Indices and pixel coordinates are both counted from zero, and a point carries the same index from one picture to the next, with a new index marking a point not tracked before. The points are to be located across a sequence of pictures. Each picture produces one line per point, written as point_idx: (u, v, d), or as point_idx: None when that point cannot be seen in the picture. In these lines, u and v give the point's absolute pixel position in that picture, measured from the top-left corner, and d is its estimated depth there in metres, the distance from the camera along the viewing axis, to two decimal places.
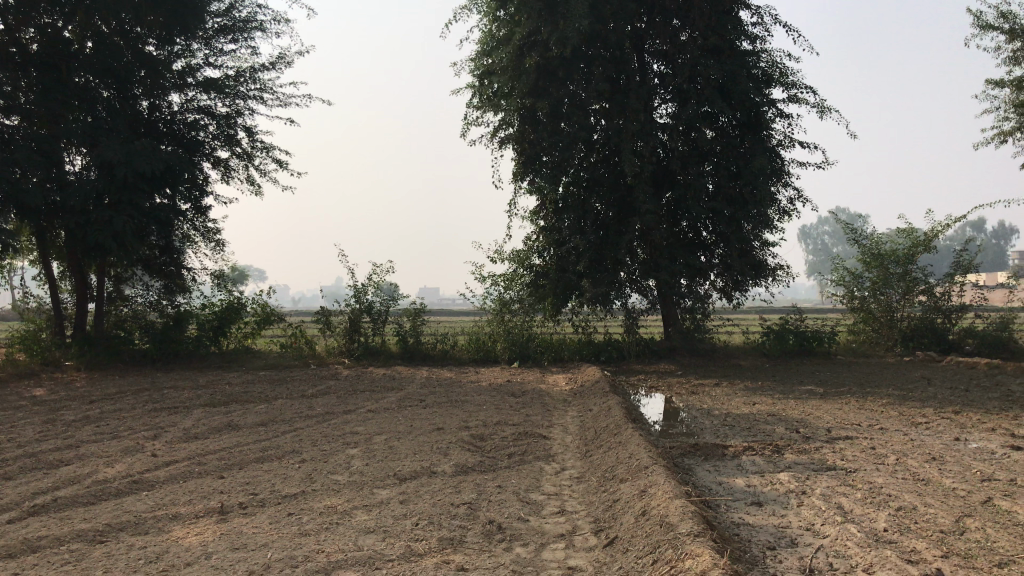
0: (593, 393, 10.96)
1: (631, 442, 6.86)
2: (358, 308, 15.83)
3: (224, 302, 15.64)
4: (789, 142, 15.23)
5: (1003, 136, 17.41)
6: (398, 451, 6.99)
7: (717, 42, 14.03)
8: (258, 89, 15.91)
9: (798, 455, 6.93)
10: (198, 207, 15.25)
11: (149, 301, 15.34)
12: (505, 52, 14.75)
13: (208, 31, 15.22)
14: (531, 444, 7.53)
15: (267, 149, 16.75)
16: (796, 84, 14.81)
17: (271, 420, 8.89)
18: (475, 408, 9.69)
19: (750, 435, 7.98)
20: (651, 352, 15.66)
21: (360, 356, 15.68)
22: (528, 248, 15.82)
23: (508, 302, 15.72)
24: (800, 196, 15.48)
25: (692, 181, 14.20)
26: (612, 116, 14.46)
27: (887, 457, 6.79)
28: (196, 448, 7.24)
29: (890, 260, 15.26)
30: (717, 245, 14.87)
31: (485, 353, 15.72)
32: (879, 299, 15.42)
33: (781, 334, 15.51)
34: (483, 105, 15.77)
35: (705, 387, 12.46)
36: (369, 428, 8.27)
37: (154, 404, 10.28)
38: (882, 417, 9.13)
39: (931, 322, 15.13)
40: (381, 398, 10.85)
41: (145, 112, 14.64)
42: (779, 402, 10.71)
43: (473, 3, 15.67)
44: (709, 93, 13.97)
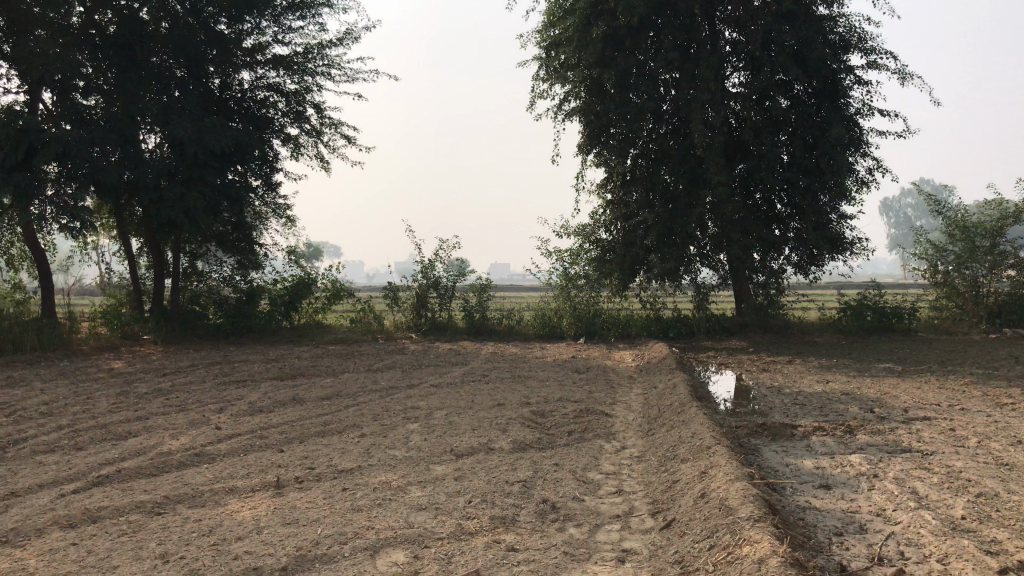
0: (659, 370, 10.75)
1: (695, 421, 6.68)
2: (425, 283, 15.91)
3: (296, 278, 15.98)
4: (868, 110, 14.61)
5: None
6: (457, 427, 6.94)
7: (792, 7, 13.49)
8: (326, 65, 15.97)
9: (872, 436, 6.63)
10: (269, 183, 15.47)
11: (224, 276, 15.56)
12: (571, 22, 14.47)
13: (277, 8, 15.26)
14: (593, 421, 7.39)
15: (336, 125, 16.85)
16: (876, 49, 14.14)
17: (336, 394, 8.95)
18: (538, 384, 9.60)
19: (822, 414, 7.69)
20: (721, 328, 15.30)
21: (428, 332, 15.72)
22: (595, 223, 15.58)
23: (574, 278, 15.54)
24: (880, 166, 14.85)
25: (767, 151, 13.77)
26: (682, 86, 14.07)
27: (968, 439, 6.44)
28: (261, 421, 7.33)
29: (976, 232, 14.54)
30: (792, 217, 14.45)
31: (551, 329, 15.63)
32: (964, 273, 14.72)
33: (859, 310, 14.96)
34: (550, 77, 15.52)
35: (777, 365, 12.13)
36: (431, 402, 8.27)
37: (223, 377, 10.51)
38: (964, 397, 8.69)
39: (1020, 298, 14.42)
40: (445, 373, 10.86)
41: (216, 91, 14.87)
42: (853, 380, 10.35)
43: None
44: (783, 60, 13.44)
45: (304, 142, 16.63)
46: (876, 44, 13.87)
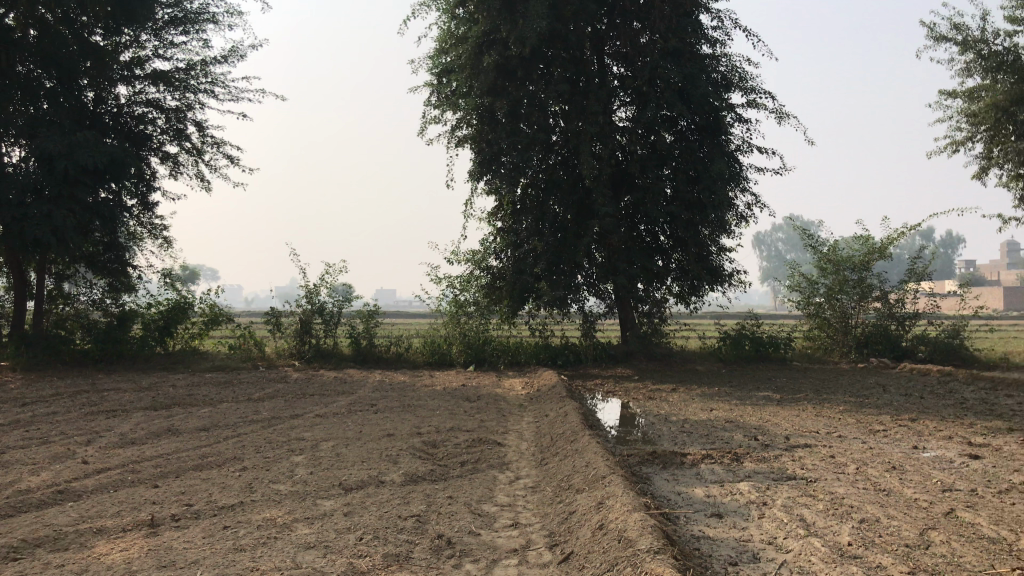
0: (549, 399, 10.74)
1: (588, 450, 6.66)
2: (309, 308, 15.43)
3: (171, 300, 15.24)
4: (747, 147, 15.21)
5: (955, 146, 17.67)
6: (345, 459, 6.69)
7: (677, 45, 13.90)
8: (209, 82, 15.43)
9: (757, 463, 6.77)
10: (145, 203, 14.78)
11: (93, 299, 14.78)
12: (463, 51, 14.50)
13: (157, 22, 14.66)
14: (486, 451, 7.27)
15: (218, 144, 16.27)
16: (755, 89, 14.77)
17: (214, 425, 8.51)
18: (429, 413, 9.40)
19: (709, 442, 7.82)
20: (608, 356, 15.46)
21: (312, 359, 15.30)
22: (485, 249, 15.55)
23: (464, 304, 15.49)
24: (758, 201, 15.48)
25: (651, 184, 14.12)
26: (571, 118, 14.29)
27: (847, 466, 6.66)
28: (132, 455, 6.87)
29: (846, 266, 15.30)
30: (674, 249, 14.81)
31: (440, 356, 15.43)
32: (834, 305, 15.44)
33: (738, 339, 15.56)
34: (442, 104, 15.47)
35: (663, 392, 12.34)
36: (317, 434, 7.95)
37: (91, 407, 9.85)
38: (840, 424, 9.03)
39: (885, 329, 15.18)
40: (332, 402, 10.52)
41: (90, 105, 14.05)
42: (736, 407, 10.62)
43: (432, 0, 15.32)
44: (669, 96, 13.82)
45: (183, 162, 15.96)
46: (755, 84, 14.48)
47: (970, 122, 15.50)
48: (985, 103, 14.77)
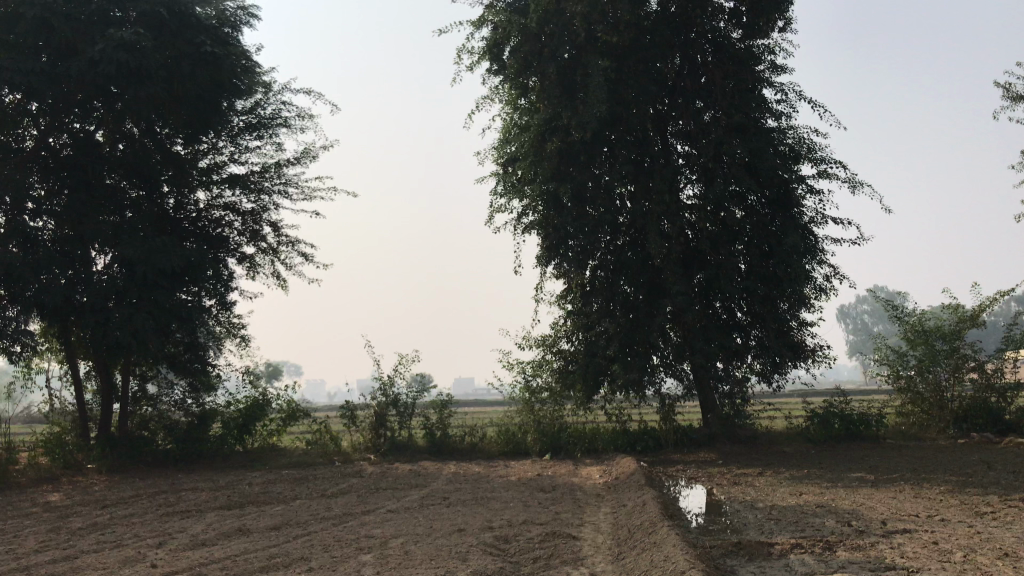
0: (627, 487, 10.34)
1: (667, 542, 6.29)
2: (384, 401, 15.35)
3: (249, 399, 15.39)
4: (822, 218, 14.83)
5: None
6: (413, 557, 6.46)
7: (742, 120, 13.74)
8: (283, 183, 15.92)
9: (852, 552, 6.28)
10: (223, 302, 15.16)
11: (175, 399, 14.88)
12: (526, 139, 14.68)
13: (233, 128, 15.29)
14: (559, 546, 6.95)
15: (293, 242, 16.69)
16: (825, 159, 14.48)
17: (285, 523, 8.40)
18: (501, 506, 9.13)
19: (798, 530, 7.33)
20: (689, 440, 14.91)
21: (387, 452, 15.17)
22: (556, 333, 15.34)
23: (537, 391, 15.23)
24: (837, 272, 14.99)
25: (724, 260, 13.85)
26: (637, 199, 14.17)
27: (952, 553, 6.12)
28: (199, 557, 6.78)
29: (936, 336, 14.52)
30: (752, 325, 14.34)
31: (515, 445, 15.21)
32: (927, 378, 14.63)
33: (826, 418, 14.80)
34: (507, 192, 15.54)
35: (748, 477, 11.75)
36: (386, 530, 7.75)
37: (167, 508, 9.88)
38: (942, 506, 8.41)
39: (984, 401, 14.35)
40: (404, 496, 10.34)
41: (170, 210, 14.64)
42: (828, 490, 10.03)
43: (495, 92, 15.59)
44: (736, 171, 13.67)
45: (260, 261, 16.38)
46: (825, 154, 14.19)
47: None
48: None
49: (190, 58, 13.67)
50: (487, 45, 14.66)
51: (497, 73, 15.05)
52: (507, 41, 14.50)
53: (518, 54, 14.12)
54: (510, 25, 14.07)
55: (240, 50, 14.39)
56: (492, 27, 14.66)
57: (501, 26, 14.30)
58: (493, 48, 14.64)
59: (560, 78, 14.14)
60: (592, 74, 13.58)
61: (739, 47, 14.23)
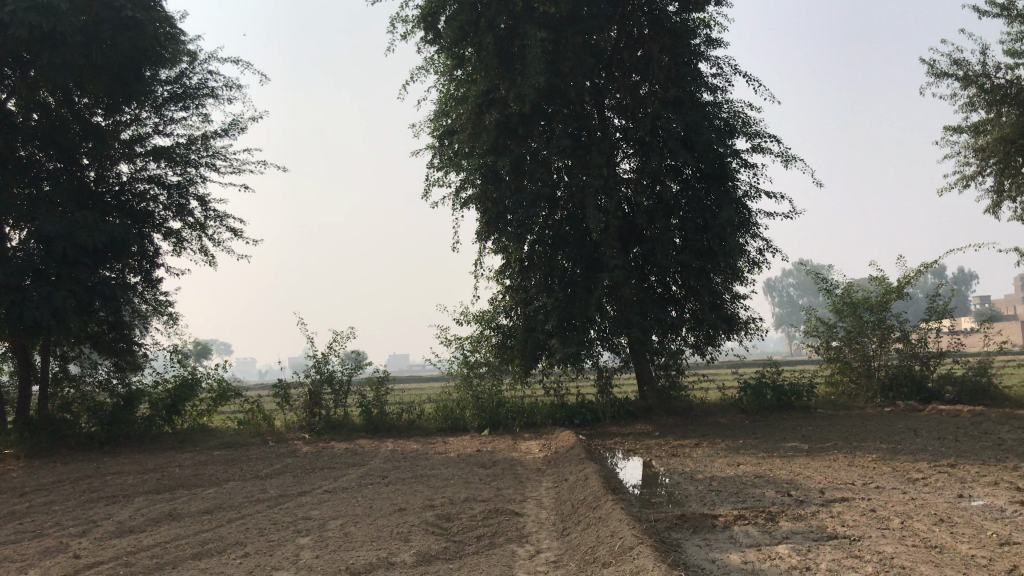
0: (568, 461, 10.30)
1: (613, 517, 6.24)
2: (318, 378, 15.06)
3: (177, 378, 14.83)
4: (755, 192, 14.97)
5: (965, 180, 17.42)
6: (354, 539, 6.29)
7: (678, 93, 13.72)
8: (210, 155, 15.35)
9: (794, 522, 6.32)
10: (150, 279, 14.60)
11: (99, 379, 14.37)
12: (463, 110, 14.42)
13: (157, 98, 14.63)
14: (503, 523, 6.85)
15: (222, 217, 16.16)
16: (759, 133, 14.59)
17: (218, 506, 8.12)
18: (442, 483, 9.00)
19: (739, 501, 7.37)
20: (627, 413, 14.98)
21: (322, 431, 14.87)
22: (495, 308, 15.20)
23: (475, 366, 15.10)
24: (769, 245, 15.19)
25: (660, 235, 13.87)
26: (575, 173, 14.08)
27: (890, 520, 6.21)
28: (128, 545, 6.49)
29: (863, 308, 14.83)
30: (687, 298, 14.47)
31: (453, 422, 15.10)
32: (855, 348, 14.95)
33: (758, 388, 15.06)
34: (444, 165, 15.28)
35: (686, 449, 11.83)
36: (324, 511, 7.55)
37: (92, 493, 9.48)
38: (876, 473, 8.56)
39: (909, 370, 14.73)
40: (341, 475, 10.13)
41: (92, 184, 13.92)
42: (764, 460, 10.17)
43: (430, 63, 15.29)
44: (672, 145, 13.61)
45: (187, 237, 15.81)
46: (759, 128, 14.29)
47: (978, 157, 15.25)
48: (993, 136, 14.51)
49: (110, 23, 13.01)
50: (422, 14, 14.34)
51: (432, 43, 14.72)
52: (442, 10, 14.18)
53: (454, 23, 13.84)
54: None
55: (163, 16, 13.74)
56: None
57: None
58: (428, 17, 14.31)
59: (497, 48, 13.89)
60: (529, 45, 13.37)
61: (676, 20, 14.18)
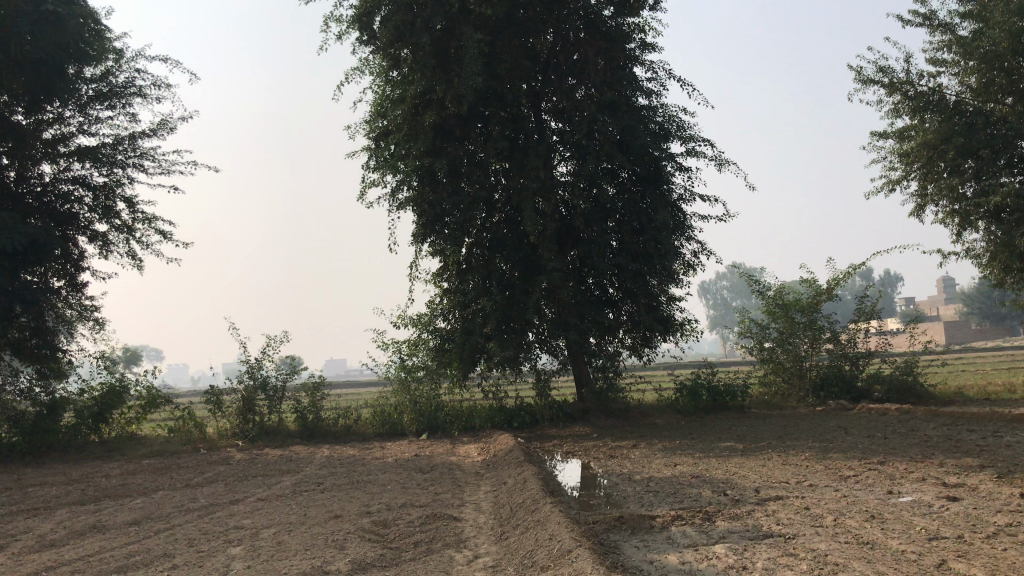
0: (507, 464, 10.25)
1: (552, 521, 6.19)
2: (251, 384, 14.72)
3: (105, 385, 14.38)
4: (689, 195, 15.17)
5: (891, 185, 17.94)
6: (288, 548, 6.12)
7: (614, 97, 13.81)
8: (138, 156, 14.90)
9: (730, 521, 6.38)
10: (74, 283, 14.11)
11: (19, 388, 13.65)
12: (399, 112, 14.28)
13: (82, 97, 14.11)
14: (441, 528, 6.76)
15: (150, 219, 15.70)
16: (694, 137, 14.78)
17: (146, 517, 7.84)
18: (379, 489, 8.87)
19: (677, 501, 7.41)
20: (565, 415, 15.00)
21: (256, 438, 14.54)
22: (432, 311, 15.09)
23: (413, 369, 14.96)
24: (704, 248, 15.41)
25: (597, 237, 13.93)
26: (512, 176, 14.06)
27: (824, 517, 6.30)
28: (47, 560, 6.20)
29: (795, 310, 15.14)
30: (624, 300, 14.59)
31: (391, 426, 14.93)
32: (787, 349, 15.25)
33: (694, 389, 15.27)
34: (379, 167, 15.10)
35: (624, 450, 11.89)
36: (256, 520, 7.34)
37: (12, 506, 9.08)
38: (808, 472, 8.71)
39: (839, 370, 15.08)
40: (275, 483, 9.90)
41: (12, 184, 13.32)
42: (700, 461, 10.27)
43: (365, 64, 15.12)
44: (608, 149, 13.67)
45: (114, 240, 15.32)
46: (693, 133, 14.48)
47: (902, 162, 15.70)
48: (917, 142, 14.96)
49: (29, 17, 12.63)
50: (357, 13, 14.15)
51: (368, 43, 14.55)
52: (377, 10, 14.01)
53: (389, 24, 13.69)
54: None
55: (86, 10, 13.35)
56: None
57: None
58: (363, 17, 14.13)
59: (433, 49, 13.80)
60: (466, 46, 13.31)
61: (611, 24, 14.26)
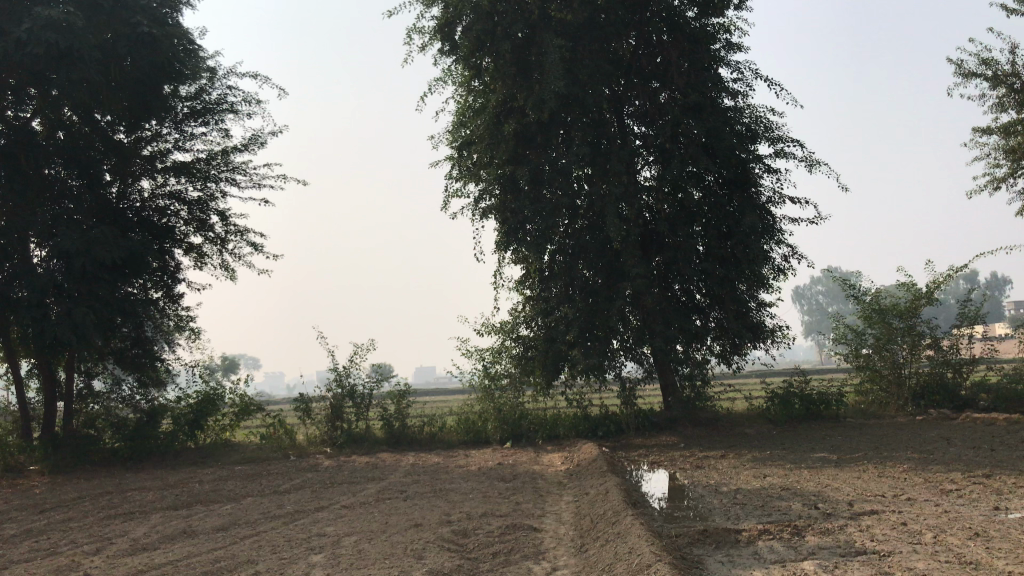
0: (589, 474, 10.09)
1: (632, 533, 6.04)
2: (340, 392, 14.95)
3: (200, 394, 14.74)
4: (779, 198, 14.72)
5: (995, 183, 17.06)
6: (367, 556, 6.14)
7: (699, 98, 13.47)
8: (230, 170, 15.36)
9: (821, 537, 6.09)
10: (171, 295, 14.64)
11: (123, 395, 14.33)
12: (481, 121, 14.33)
13: (177, 114, 14.66)
14: (520, 539, 6.68)
15: (242, 231, 16.17)
16: (782, 138, 14.35)
17: (233, 523, 8.02)
18: (460, 497, 8.86)
19: (764, 515, 7.15)
20: (651, 424, 14.76)
21: (343, 445, 14.78)
22: (515, 319, 15.02)
23: (497, 377, 14.92)
24: (795, 252, 14.92)
25: (682, 242, 13.66)
26: (595, 182, 13.90)
27: (922, 534, 5.96)
28: (138, 564, 6.39)
29: (892, 315, 14.47)
30: (711, 307, 14.23)
31: (475, 434, 14.94)
32: (885, 356, 14.58)
33: (786, 398, 14.79)
34: (462, 176, 15.17)
35: (711, 460, 11.59)
36: (338, 528, 7.41)
37: (111, 510, 9.43)
38: (906, 485, 8.29)
39: (941, 377, 14.38)
40: (360, 490, 10.01)
41: (113, 199, 13.92)
42: (791, 472, 9.90)
43: (448, 74, 15.25)
44: (693, 152, 13.36)
45: (208, 252, 15.83)
46: (782, 133, 14.05)
47: (1008, 158, 14.90)
48: None
49: (127, 39, 13.10)
50: (438, 24, 14.28)
51: (449, 53, 14.66)
52: (459, 21, 14.10)
53: (470, 33, 13.75)
54: (462, 4, 13.68)
55: (180, 31, 13.87)
56: (443, 6, 14.26)
57: (452, 5, 13.97)
58: (444, 28, 14.25)
59: (514, 57, 13.79)
60: (547, 53, 13.24)
61: (694, 25, 13.98)
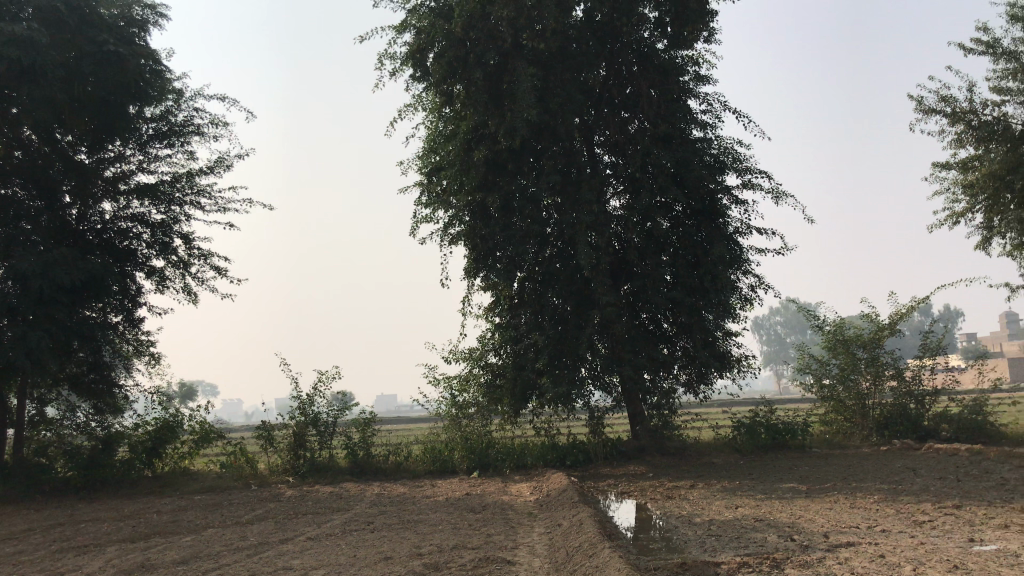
0: (559, 505, 9.93)
1: (610, 567, 5.91)
2: (303, 419, 14.64)
3: (159, 420, 14.22)
4: (746, 229, 14.84)
5: (954, 217, 17.42)
6: None
7: (668, 129, 13.60)
8: (195, 193, 15.08)
9: (799, 569, 6.02)
10: (131, 319, 14.25)
11: (77, 423, 13.86)
12: (451, 148, 14.25)
13: (142, 135, 14.38)
14: (493, 572, 6.51)
15: (206, 255, 15.86)
16: (749, 169, 14.49)
17: (195, 556, 7.73)
18: (430, 529, 8.64)
19: (741, 547, 7.05)
20: (618, 453, 14.64)
21: (306, 475, 14.45)
22: (483, 345, 14.91)
23: (464, 406, 14.89)
24: (762, 282, 15.01)
25: (651, 271, 13.69)
26: (565, 210, 13.87)
27: (902, 566, 5.92)
28: None
29: (856, 345, 14.62)
30: (678, 336, 14.23)
31: (442, 464, 14.69)
32: (848, 387, 14.74)
33: (752, 427, 14.85)
34: (432, 202, 15.08)
35: (681, 491, 11.49)
36: (305, 561, 7.16)
37: (63, 543, 9.04)
38: (879, 516, 8.27)
39: (904, 408, 14.45)
40: (326, 521, 9.73)
41: (73, 221, 13.57)
42: (763, 503, 9.84)
43: (418, 101, 15.23)
44: (662, 182, 13.44)
45: (170, 275, 15.49)
46: (749, 164, 14.18)
47: (967, 193, 15.19)
48: (981, 172, 14.46)
49: (91, 59, 12.83)
50: (410, 51, 14.24)
51: (421, 80, 14.61)
52: (431, 47, 14.05)
53: (442, 59, 13.71)
54: (434, 30, 13.68)
55: (147, 51, 13.62)
56: (415, 32, 14.23)
57: (425, 31, 13.93)
58: (417, 54, 14.21)
59: (487, 84, 13.77)
60: (519, 80, 13.24)
61: (664, 57, 14.10)
